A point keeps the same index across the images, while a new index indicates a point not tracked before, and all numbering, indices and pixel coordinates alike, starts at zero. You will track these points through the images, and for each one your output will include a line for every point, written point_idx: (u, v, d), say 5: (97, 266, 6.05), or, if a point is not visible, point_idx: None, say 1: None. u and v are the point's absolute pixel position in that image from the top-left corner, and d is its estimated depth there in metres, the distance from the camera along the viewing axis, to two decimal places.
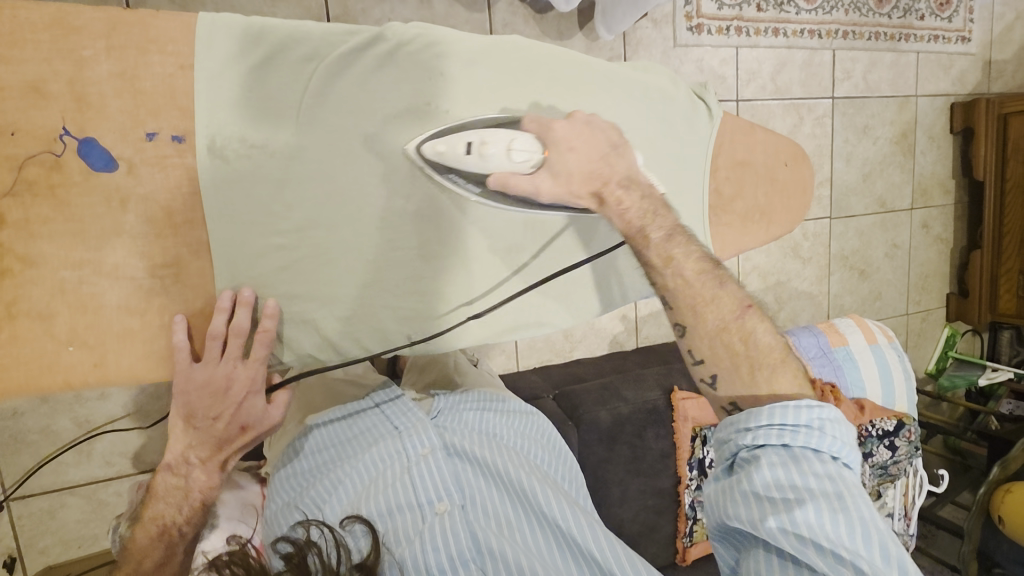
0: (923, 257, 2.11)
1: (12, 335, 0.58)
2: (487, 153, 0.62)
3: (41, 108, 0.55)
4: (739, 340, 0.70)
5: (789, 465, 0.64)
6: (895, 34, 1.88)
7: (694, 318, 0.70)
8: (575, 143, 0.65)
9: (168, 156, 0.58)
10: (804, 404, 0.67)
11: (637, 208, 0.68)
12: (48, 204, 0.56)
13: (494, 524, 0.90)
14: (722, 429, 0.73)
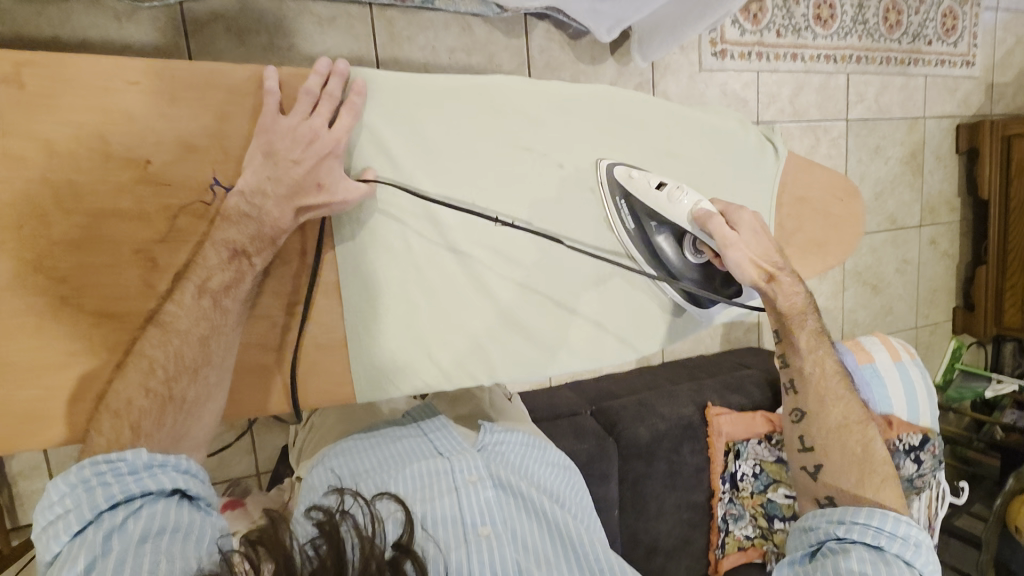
0: (931, 272, 2.18)
1: None
2: (679, 196, 0.88)
3: (193, 163, 0.67)
4: (859, 441, 0.91)
5: (877, 563, 0.79)
6: (904, 58, 1.95)
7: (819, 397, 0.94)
8: (757, 235, 0.89)
9: None
10: (894, 515, 0.83)
11: (795, 296, 0.91)
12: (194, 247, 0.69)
13: (535, 560, 0.89)
14: (812, 519, 0.89)
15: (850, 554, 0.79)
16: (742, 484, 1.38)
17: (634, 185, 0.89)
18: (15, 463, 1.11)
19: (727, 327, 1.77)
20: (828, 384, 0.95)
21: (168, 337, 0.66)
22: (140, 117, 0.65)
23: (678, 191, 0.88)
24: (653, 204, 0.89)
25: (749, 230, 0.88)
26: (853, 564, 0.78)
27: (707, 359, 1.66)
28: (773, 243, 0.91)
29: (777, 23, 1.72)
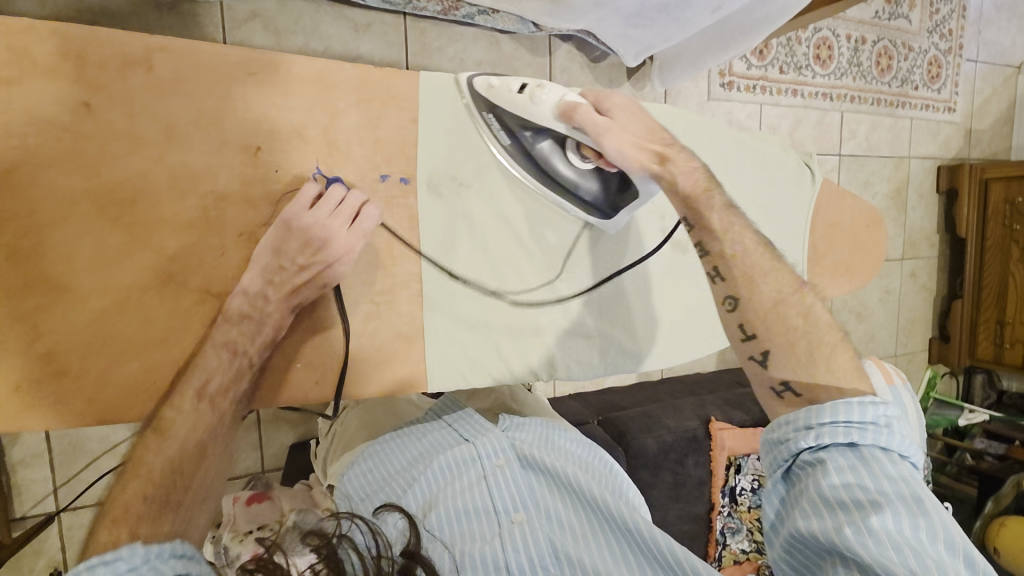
0: (910, 303, 2.29)
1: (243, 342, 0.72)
2: (538, 94, 0.82)
3: (300, 150, 0.73)
4: (798, 314, 0.79)
5: (858, 467, 0.68)
6: (893, 101, 2.08)
7: (749, 287, 0.81)
8: (626, 122, 0.85)
9: (395, 195, 0.80)
10: (858, 402, 0.71)
11: (691, 176, 0.84)
12: None
13: (569, 535, 0.89)
14: (776, 432, 0.77)
15: (829, 469, 0.69)
16: (740, 498, 1.42)
17: (497, 93, 0.84)
18: (17, 450, 1.08)
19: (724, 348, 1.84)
20: (753, 259, 0.82)
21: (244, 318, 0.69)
22: (257, 105, 0.71)
23: (534, 84, 0.82)
24: (517, 109, 0.83)
25: (623, 113, 0.85)
26: (835, 483, 0.68)
27: (705, 376, 1.72)
28: (648, 129, 0.86)
29: (781, 60, 1.82)
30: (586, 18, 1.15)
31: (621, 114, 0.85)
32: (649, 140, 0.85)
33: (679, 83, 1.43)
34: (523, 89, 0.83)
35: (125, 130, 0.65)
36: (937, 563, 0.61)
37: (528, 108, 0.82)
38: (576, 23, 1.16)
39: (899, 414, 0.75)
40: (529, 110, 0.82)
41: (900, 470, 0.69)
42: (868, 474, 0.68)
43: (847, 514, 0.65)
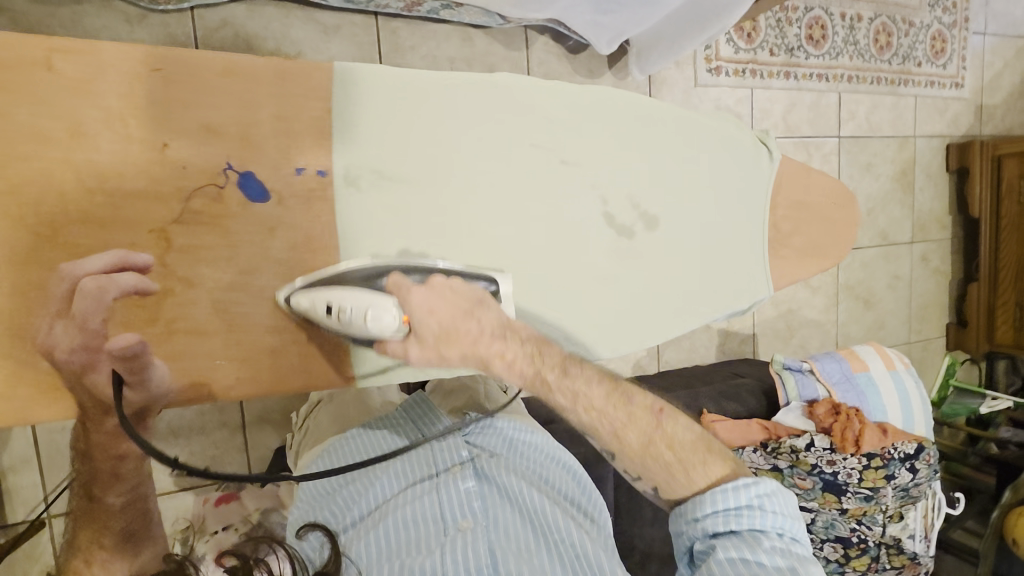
0: (923, 288, 2.21)
1: (171, 352, 0.61)
2: (344, 318, 0.58)
3: (213, 146, 0.59)
4: (665, 447, 0.73)
5: (742, 549, 0.67)
6: (895, 79, 2.01)
7: (615, 437, 0.71)
8: (437, 307, 0.59)
9: (315, 189, 0.61)
10: (731, 488, 0.70)
11: (524, 357, 0.63)
12: (213, 235, 0.59)
13: (513, 546, 0.85)
14: (672, 523, 0.75)
15: (717, 553, 0.67)
16: None
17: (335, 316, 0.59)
18: (8, 457, 1.12)
19: (723, 339, 1.80)
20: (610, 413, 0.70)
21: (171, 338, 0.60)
22: (172, 104, 0.58)
23: (334, 305, 0.57)
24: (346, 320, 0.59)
25: (431, 304, 0.58)
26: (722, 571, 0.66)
27: (702, 369, 1.69)
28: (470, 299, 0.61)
29: (770, 43, 1.77)
30: (553, 6, 1.13)
31: (437, 300, 0.59)
32: (483, 314, 0.61)
33: (658, 69, 1.40)
34: (331, 312, 0.58)
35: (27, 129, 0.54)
36: None
37: (357, 318, 0.58)
38: (543, 12, 1.15)
39: (777, 488, 0.75)
40: (355, 326, 0.58)
41: (782, 547, 0.68)
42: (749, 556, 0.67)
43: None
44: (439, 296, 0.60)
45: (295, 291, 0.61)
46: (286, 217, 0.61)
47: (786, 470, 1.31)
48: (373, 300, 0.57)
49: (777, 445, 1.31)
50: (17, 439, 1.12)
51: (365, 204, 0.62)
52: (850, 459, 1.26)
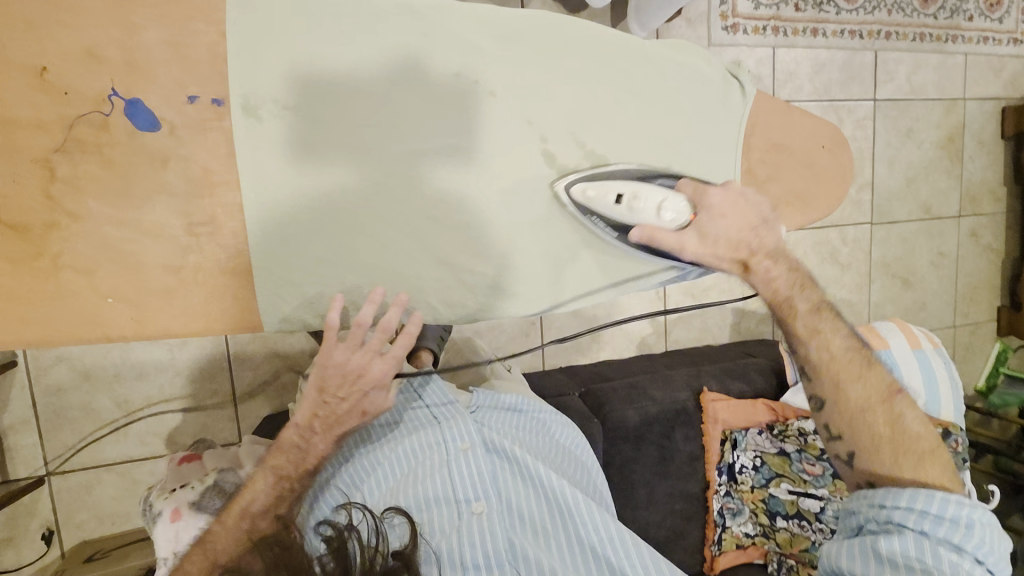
0: (972, 267, 2.02)
1: (55, 288, 0.49)
2: (636, 208, 0.59)
3: (93, 72, 0.48)
4: (886, 425, 0.68)
5: (922, 542, 0.64)
6: (941, 35, 1.82)
7: (837, 393, 0.69)
8: (727, 211, 0.61)
9: (210, 119, 0.50)
10: (949, 497, 0.65)
11: (725, 245, 0.62)
12: (96, 162, 0.48)
13: (526, 531, 0.84)
14: (852, 501, 0.71)
15: (893, 534, 0.65)
16: (742, 477, 1.27)
17: (594, 207, 0.60)
18: (8, 415, 1.16)
19: (739, 318, 1.68)
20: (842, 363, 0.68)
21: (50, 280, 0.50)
22: (43, 25, 0.47)
23: (634, 195, 0.59)
24: (613, 219, 0.60)
25: (727, 209, 0.61)
26: (891, 546, 0.64)
27: (713, 349, 1.59)
28: (762, 214, 0.63)
29: None
30: None
31: (728, 207, 0.61)
32: (755, 221, 0.63)
33: (660, 24, 1.31)
34: (623, 204, 0.59)
35: None
36: None
37: (641, 217, 0.59)
38: None
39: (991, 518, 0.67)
40: (649, 225, 0.59)
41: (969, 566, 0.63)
42: (914, 552, 0.63)
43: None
44: (724, 207, 0.61)
45: (577, 182, 0.60)
46: (179, 146, 0.50)
47: (793, 454, 1.26)
48: (665, 196, 0.59)
49: (784, 428, 1.28)
50: (15, 399, 1.16)
51: (263, 136, 0.52)
52: None
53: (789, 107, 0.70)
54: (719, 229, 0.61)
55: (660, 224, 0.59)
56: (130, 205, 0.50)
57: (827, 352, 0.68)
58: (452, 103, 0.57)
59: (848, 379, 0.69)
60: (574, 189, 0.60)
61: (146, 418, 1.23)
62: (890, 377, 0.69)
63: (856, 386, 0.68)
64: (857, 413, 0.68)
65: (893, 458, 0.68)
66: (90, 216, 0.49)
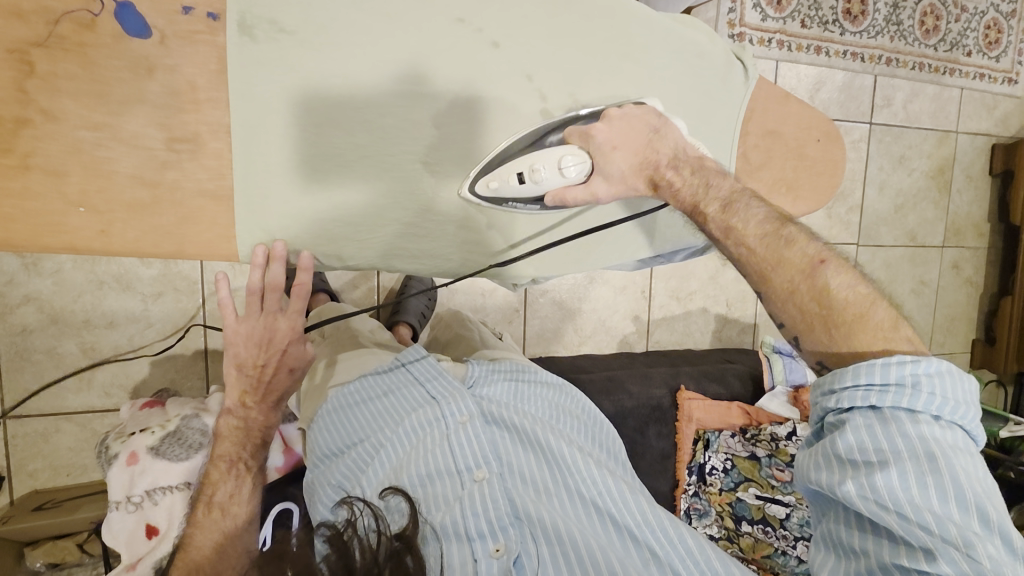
0: (951, 298, 2.05)
1: (22, 188, 0.47)
2: (540, 178, 0.58)
3: None
4: (813, 298, 0.56)
5: (875, 428, 0.50)
6: (939, 66, 1.85)
7: (761, 283, 0.59)
8: (618, 143, 0.59)
9: (200, 32, 0.49)
10: (893, 359, 0.51)
11: (690, 187, 0.60)
12: (77, 62, 0.46)
13: (531, 491, 0.72)
14: (809, 392, 0.58)
15: (841, 429, 0.52)
16: (711, 479, 1.27)
17: (508, 191, 0.59)
18: None
19: (722, 325, 1.69)
20: (760, 252, 0.58)
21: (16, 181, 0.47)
22: None
23: (530, 170, 0.58)
24: (522, 192, 0.59)
25: (612, 141, 0.59)
26: (847, 443, 0.51)
27: (694, 353, 1.59)
28: (649, 133, 0.60)
29: (802, 13, 1.65)
30: None
31: (619, 136, 0.59)
32: (650, 137, 0.60)
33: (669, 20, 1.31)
34: (530, 177, 0.58)
35: None
36: (958, 534, 0.46)
37: (551, 184, 0.59)
38: None
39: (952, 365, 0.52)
40: (559, 191, 0.59)
41: (930, 433, 0.49)
42: (870, 436, 0.50)
43: (852, 472, 0.50)
44: (616, 143, 0.59)
45: (478, 178, 0.59)
46: (165, 56, 0.48)
47: (764, 459, 1.26)
48: (559, 154, 0.58)
49: (756, 432, 1.28)
50: None
51: (254, 60, 0.50)
52: None
53: (787, 95, 0.70)
54: (621, 162, 0.59)
55: (569, 185, 0.59)
56: (107, 110, 0.48)
57: (741, 248, 0.59)
58: (450, 50, 0.56)
59: (768, 266, 0.58)
60: (478, 189, 0.59)
61: (112, 368, 1.20)
62: (816, 246, 0.57)
63: (773, 271, 0.58)
64: (786, 299, 0.57)
65: (830, 338, 0.55)
66: (64, 116, 0.47)
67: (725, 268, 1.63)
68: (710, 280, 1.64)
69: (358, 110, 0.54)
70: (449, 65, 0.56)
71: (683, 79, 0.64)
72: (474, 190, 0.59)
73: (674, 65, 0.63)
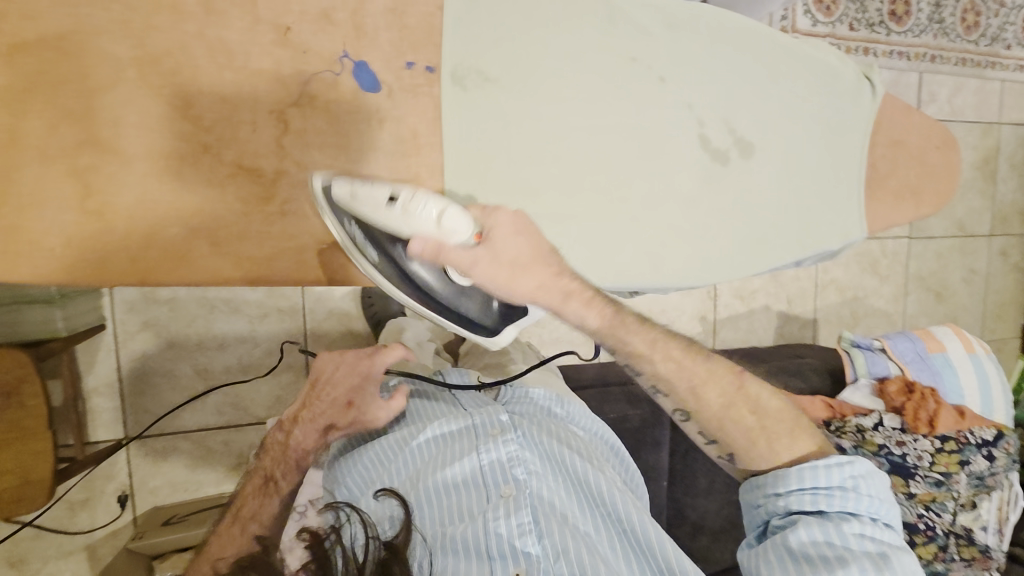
0: (1000, 285, 2.08)
1: (281, 231, 0.53)
2: (413, 210, 0.48)
3: (326, 34, 0.52)
4: (749, 413, 0.63)
5: (827, 525, 0.56)
6: (981, 61, 1.89)
7: (695, 399, 0.62)
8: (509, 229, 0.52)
9: (421, 85, 0.55)
10: (816, 473, 0.58)
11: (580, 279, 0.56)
12: (323, 117, 0.52)
13: (578, 543, 0.58)
14: (748, 494, 0.63)
15: (796, 526, 0.56)
16: None
17: (356, 203, 0.50)
18: (92, 378, 1.08)
19: (783, 322, 1.74)
20: (689, 371, 0.62)
21: (270, 223, 0.52)
22: None
23: (408, 197, 0.48)
24: (369, 211, 0.50)
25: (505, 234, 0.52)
26: (802, 539, 0.55)
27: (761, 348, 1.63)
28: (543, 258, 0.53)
29: (850, 16, 1.69)
30: None
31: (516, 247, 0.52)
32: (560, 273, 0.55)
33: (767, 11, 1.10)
34: (394, 203, 0.49)
35: None
36: None
37: (400, 223, 0.49)
38: None
39: (873, 470, 0.62)
40: (405, 227, 0.49)
41: (870, 533, 0.57)
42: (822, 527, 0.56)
43: (808, 570, 0.53)
44: (513, 247, 0.52)
45: (335, 182, 0.50)
46: (393, 109, 0.54)
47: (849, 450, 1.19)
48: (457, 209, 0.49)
49: (840, 424, 1.19)
50: (100, 362, 1.08)
51: (467, 108, 0.56)
52: (923, 440, 1.16)
53: (908, 108, 0.75)
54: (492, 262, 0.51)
55: (422, 233, 0.49)
56: (349, 159, 0.54)
57: (675, 364, 0.62)
58: (623, 87, 0.61)
59: (698, 381, 0.62)
60: (332, 187, 0.51)
61: (223, 387, 1.15)
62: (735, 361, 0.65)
63: (711, 397, 0.62)
64: (721, 411, 0.62)
65: (770, 449, 0.62)
66: (313, 167, 0.53)
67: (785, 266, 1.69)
68: (771, 278, 1.69)
69: (549, 146, 0.60)
70: (622, 101, 0.62)
71: (820, 101, 0.70)
72: (327, 186, 0.51)
73: (814, 88, 0.69)
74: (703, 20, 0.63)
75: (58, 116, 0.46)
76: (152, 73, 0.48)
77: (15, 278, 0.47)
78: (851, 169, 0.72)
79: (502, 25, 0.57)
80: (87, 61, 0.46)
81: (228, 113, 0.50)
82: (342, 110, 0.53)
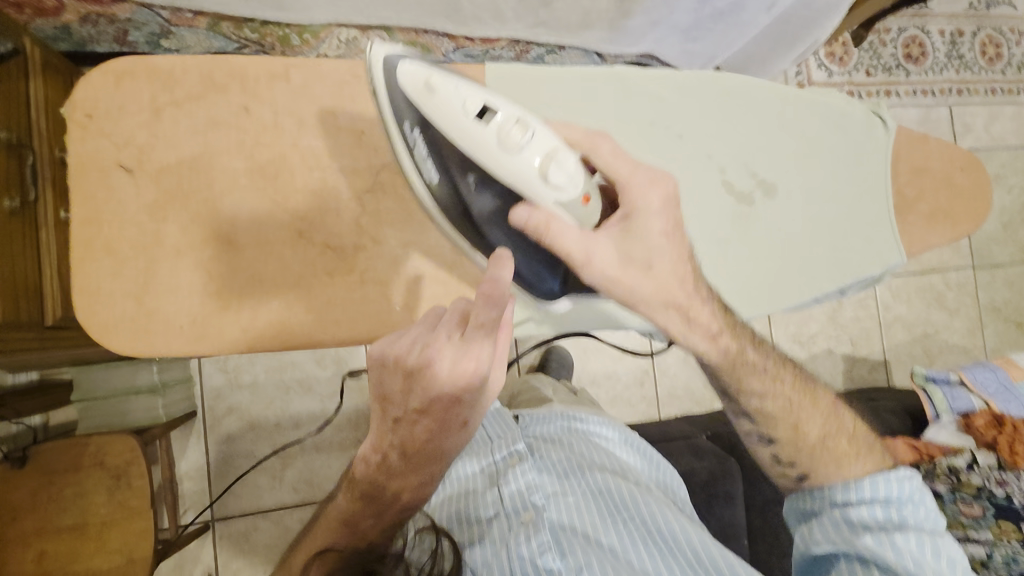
0: None
1: (362, 296, 0.61)
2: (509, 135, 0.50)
3: None
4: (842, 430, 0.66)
5: (886, 508, 0.60)
6: (1012, 88, 1.90)
7: (806, 415, 0.65)
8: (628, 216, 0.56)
9: None
10: (891, 473, 0.62)
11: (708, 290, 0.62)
12: (393, 199, 0.62)
13: (602, 555, 0.56)
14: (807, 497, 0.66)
15: (859, 510, 0.60)
16: None
17: (436, 103, 0.51)
18: (183, 462, 1.12)
19: (851, 365, 1.67)
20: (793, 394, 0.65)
21: (353, 290, 0.61)
22: (360, 99, 0.62)
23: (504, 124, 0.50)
24: (445, 118, 0.51)
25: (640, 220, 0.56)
26: (863, 518, 0.60)
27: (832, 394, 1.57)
28: (651, 258, 0.56)
29: (865, 63, 1.77)
30: (646, 41, 0.97)
31: (635, 241, 0.55)
32: (678, 281, 0.58)
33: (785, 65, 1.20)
34: (486, 118, 0.50)
35: (206, 117, 0.58)
36: None
37: (483, 150, 0.51)
38: (639, 49, 0.98)
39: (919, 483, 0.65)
40: (489, 149, 0.51)
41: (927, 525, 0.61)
42: (879, 511, 0.60)
43: (873, 536, 0.58)
44: (627, 243, 0.55)
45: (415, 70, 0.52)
46: None
47: (946, 495, 1.07)
48: (565, 155, 0.51)
49: (932, 466, 1.11)
50: (192, 448, 1.12)
51: None
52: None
53: (925, 136, 0.79)
54: (573, 243, 0.53)
55: (518, 159, 0.50)
56: (415, 232, 0.63)
57: (785, 399, 0.65)
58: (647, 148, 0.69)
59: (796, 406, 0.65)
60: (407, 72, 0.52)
61: (300, 466, 1.16)
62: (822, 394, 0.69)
63: (811, 428, 0.64)
64: (830, 428, 0.66)
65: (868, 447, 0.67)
66: (386, 240, 0.62)
67: (843, 307, 1.66)
68: (829, 320, 1.66)
69: None
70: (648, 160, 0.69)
71: (836, 140, 0.75)
72: (395, 64, 0.53)
73: (828, 129, 0.75)
74: (715, 84, 0.72)
75: (188, 218, 0.58)
76: (259, 178, 0.59)
77: (149, 356, 0.57)
78: (877, 198, 0.76)
79: (534, 109, 0.66)
80: (211, 174, 0.58)
81: (317, 203, 0.61)
82: (408, 192, 0.63)
